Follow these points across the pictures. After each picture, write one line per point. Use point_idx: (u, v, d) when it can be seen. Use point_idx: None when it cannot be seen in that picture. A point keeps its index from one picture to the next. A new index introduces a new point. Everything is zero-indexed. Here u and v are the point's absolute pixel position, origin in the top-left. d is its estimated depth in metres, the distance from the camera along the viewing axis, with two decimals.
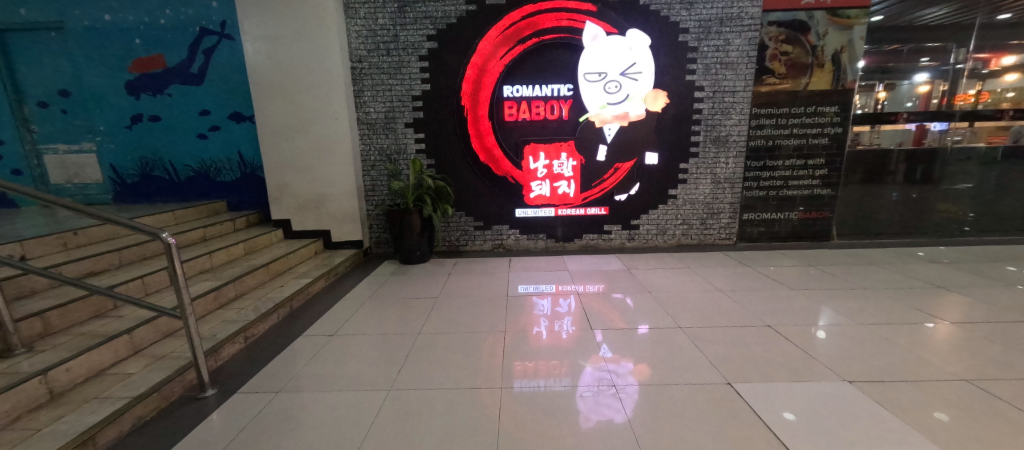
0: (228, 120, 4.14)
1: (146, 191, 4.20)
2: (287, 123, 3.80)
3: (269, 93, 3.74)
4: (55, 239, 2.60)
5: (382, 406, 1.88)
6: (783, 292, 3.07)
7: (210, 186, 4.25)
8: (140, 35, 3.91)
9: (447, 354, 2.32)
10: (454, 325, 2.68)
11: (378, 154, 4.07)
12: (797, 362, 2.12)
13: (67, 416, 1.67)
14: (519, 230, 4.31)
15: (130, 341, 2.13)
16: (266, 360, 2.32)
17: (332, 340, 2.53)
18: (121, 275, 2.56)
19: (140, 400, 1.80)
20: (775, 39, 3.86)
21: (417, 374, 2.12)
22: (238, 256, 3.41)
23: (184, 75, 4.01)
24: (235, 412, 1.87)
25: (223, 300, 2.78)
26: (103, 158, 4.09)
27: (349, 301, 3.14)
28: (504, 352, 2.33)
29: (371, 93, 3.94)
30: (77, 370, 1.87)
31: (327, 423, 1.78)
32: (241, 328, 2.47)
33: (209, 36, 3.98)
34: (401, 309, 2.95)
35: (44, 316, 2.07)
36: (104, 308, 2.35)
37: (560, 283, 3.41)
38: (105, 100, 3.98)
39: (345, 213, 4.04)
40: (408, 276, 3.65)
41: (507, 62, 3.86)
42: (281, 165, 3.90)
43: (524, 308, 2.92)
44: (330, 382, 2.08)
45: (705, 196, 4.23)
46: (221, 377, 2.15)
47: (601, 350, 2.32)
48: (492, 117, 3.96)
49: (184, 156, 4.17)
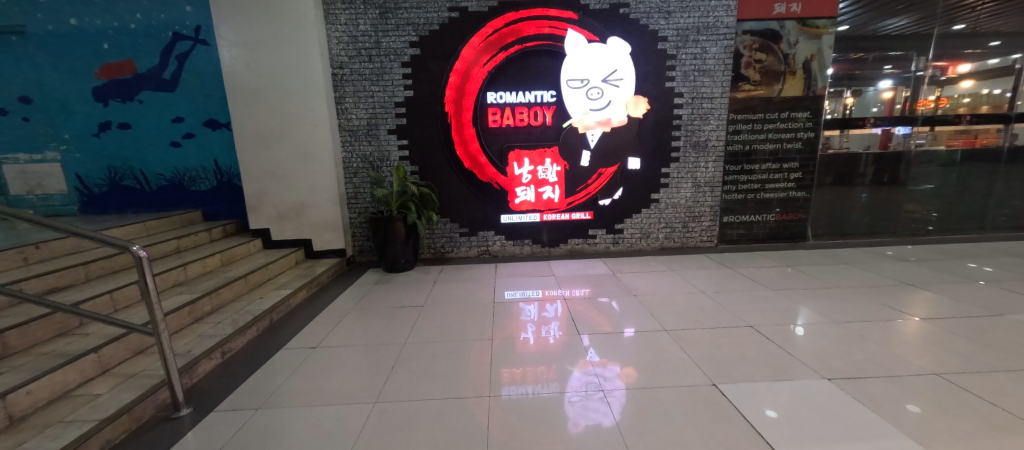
0: (204, 128, 4.02)
1: (115, 200, 4.02)
2: (265, 130, 3.71)
3: (246, 99, 3.65)
4: (15, 253, 2.47)
5: (369, 419, 1.83)
6: (764, 292, 3.14)
7: (184, 195, 4.10)
8: (108, 39, 3.77)
9: (436, 363, 2.29)
10: (442, 333, 2.65)
11: (361, 161, 4.01)
12: (778, 361, 2.16)
13: (28, 442, 1.57)
14: (505, 236, 4.30)
15: (98, 360, 2.02)
16: (245, 375, 2.24)
17: (314, 353, 2.46)
18: (88, 291, 2.44)
19: (110, 422, 1.71)
20: (749, 48, 3.99)
21: (404, 386, 2.08)
22: (215, 267, 3.29)
23: (156, 81, 3.89)
24: (213, 431, 1.79)
25: (198, 314, 2.68)
26: (68, 168, 3.91)
27: (331, 312, 3.07)
28: (492, 359, 2.31)
29: (352, 99, 3.89)
30: (39, 393, 1.77)
31: (310, 439, 1.72)
32: (218, 343, 2.38)
33: (182, 41, 3.86)
34: (387, 319, 2.90)
35: (3, 336, 1.95)
36: (68, 325, 2.24)
37: (548, 288, 3.42)
38: (69, 107, 3.81)
39: (326, 221, 3.96)
40: (392, 285, 3.60)
41: (490, 69, 3.88)
42: (260, 173, 3.80)
43: (511, 314, 2.91)
44: (312, 397, 2.02)
45: (686, 200, 4.31)
46: (196, 395, 2.07)
47: (589, 354, 2.33)
48: (475, 123, 3.96)
49: (155, 165, 4.02)
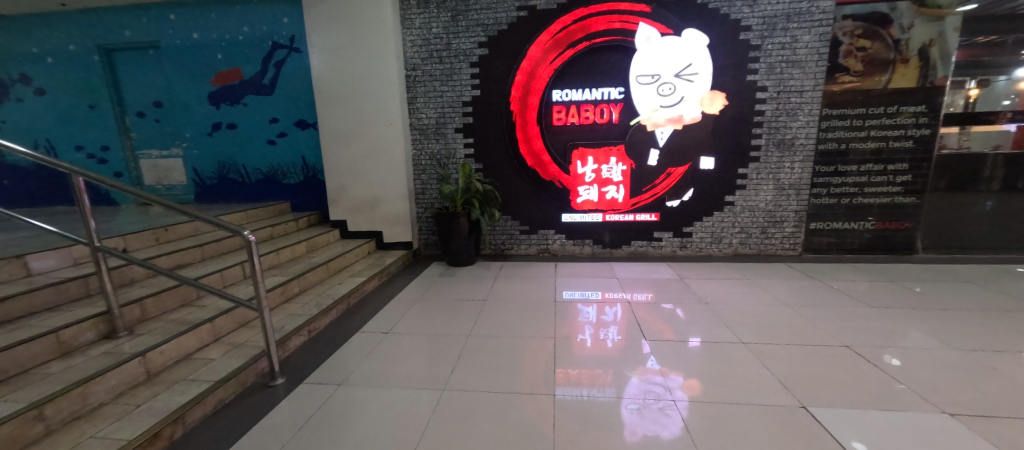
0: (295, 127, 4.43)
1: (222, 191, 4.60)
2: (346, 129, 4.02)
3: (331, 101, 3.97)
4: (150, 234, 2.91)
5: (436, 406, 1.92)
6: (860, 309, 2.79)
7: (277, 188, 4.57)
8: (221, 50, 4.30)
9: (498, 357, 2.33)
10: (503, 329, 2.69)
11: (429, 158, 4.19)
12: (882, 388, 1.91)
13: (161, 395, 1.86)
14: (565, 235, 4.26)
15: (212, 329, 2.34)
16: (328, 352, 2.46)
17: (385, 338, 2.63)
18: (204, 268, 2.81)
19: (222, 384, 1.97)
20: (851, 34, 3.57)
21: (468, 376, 2.15)
22: (302, 253, 3.63)
23: (257, 86, 4.35)
24: (302, 401, 1.99)
25: (289, 294, 2.97)
26: (187, 163, 4.54)
27: (400, 301, 3.25)
28: (552, 358, 2.30)
29: (424, 100, 4.08)
30: (169, 353, 2.09)
31: (383, 420, 1.84)
32: (305, 322, 2.63)
33: (279, 49, 4.28)
34: (451, 311, 3.02)
35: (142, 303, 2.32)
36: (189, 297, 2.60)
37: (607, 290, 3.33)
38: (190, 110, 4.42)
39: (396, 215, 4.19)
40: (455, 278, 3.72)
41: (557, 66, 3.86)
42: (340, 169, 4.13)
43: (569, 314, 2.88)
44: (384, 379, 2.16)
45: (766, 203, 3.96)
46: (288, 367, 2.31)
47: (649, 361, 2.22)
48: (540, 121, 3.97)
49: (255, 160, 4.52)
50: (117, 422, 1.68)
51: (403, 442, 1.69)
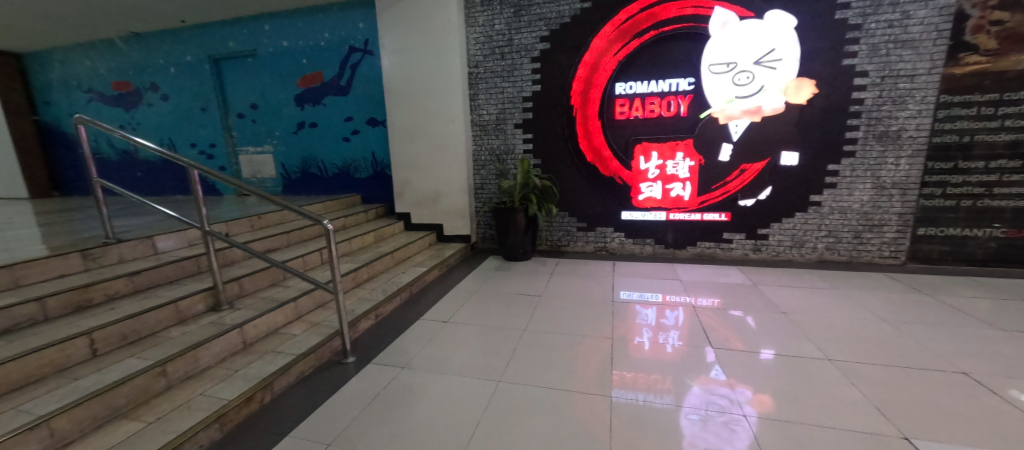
0: (366, 125, 4.74)
1: (304, 184, 5.07)
2: (412, 126, 4.22)
3: (399, 99, 4.19)
4: (246, 220, 3.30)
5: (492, 397, 1.96)
6: (983, 331, 2.36)
7: (350, 181, 4.94)
8: (306, 56, 4.71)
9: (553, 354, 2.32)
10: (558, 326, 2.67)
11: (489, 153, 4.27)
12: (1013, 426, 1.61)
13: (255, 363, 2.13)
14: (625, 234, 4.12)
15: (295, 308, 2.61)
16: (392, 336, 2.62)
17: (443, 327, 2.74)
18: (288, 252, 3.12)
19: (303, 357, 2.20)
20: (982, 5, 3.02)
21: (522, 370, 2.17)
22: (371, 242, 3.90)
23: (336, 87, 4.72)
24: (370, 380, 2.15)
25: (359, 280, 3.21)
26: (276, 158, 5.06)
27: (458, 292, 3.36)
28: (608, 358, 2.24)
29: (485, 96, 4.15)
30: (260, 326, 2.37)
31: (441, 406, 1.92)
32: (373, 306, 2.83)
33: (355, 53, 4.59)
34: (507, 305, 3.06)
35: (240, 281, 2.64)
36: (277, 278, 2.92)
37: (668, 293, 3.17)
38: (280, 111, 4.92)
39: (456, 209, 4.33)
40: (511, 273, 3.77)
41: (621, 58, 3.71)
42: (406, 164, 4.35)
43: (627, 315, 2.78)
44: (443, 366, 2.25)
45: (861, 204, 3.50)
46: (358, 347, 2.50)
47: (714, 371, 2.08)
48: (602, 115, 3.86)
49: (332, 156, 4.92)
50: (222, 383, 1.95)
51: (460, 429, 1.75)
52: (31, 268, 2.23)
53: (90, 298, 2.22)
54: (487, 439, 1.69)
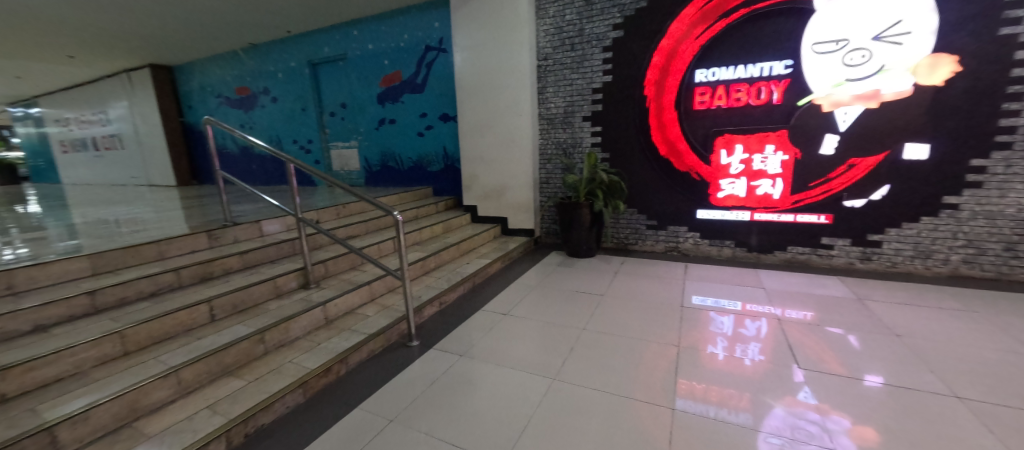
0: (439, 121, 4.95)
1: (383, 176, 5.50)
2: (481, 121, 4.32)
3: (470, 95, 4.31)
4: (333, 209, 3.67)
5: (546, 394, 1.95)
6: None
7: (424, 174, 5.23)
8: (387, 57, 5.06)
9: (611, 356, 2.24)
10: (619, 327, 2.57)
11: (555, 147, 4.21)
12: None
13: (334, 338, 2.37)
14: (700, 234, 3.80)
15: (369, 290, 2.86)
16: (454, 324, 2.74)
17: (502, 319, 2.79)
18: (366, 240, 3.42)
19: (374, 337, 2.40)
20: None
21: (579, 370, 2.13)
22: (439, 233, 4.10)
23: (413, 85, 5.00)
24: (431, 364, 2.28)
25: (426, 268, 3.40)
26: (361, 152, 5.53)
27: (520, 285, 3.40)
28: (673, 367, 2.10)
29: (553, 89, 4.08)
30: (340, 305, 2.64)
31: (496, 398, 1.96)
32: (437, 294, 2.98)
33: (430, 51, 4.81)
34: (568, 302, 3.02)
35: (325, 264, 2.96)
36: (355, 262, 3.21)
37: (748, 301, 2.86)
38: (365, 109, 5.36)
39: (521, 203, 4.36)
40: (574, 269, 3.70)
41: (704, 42, 3.39)
42: (474, 158, 4.48)
43: (698, 322, 2.58)
44: (500, 358, 2.30)
45: (1019, 209, 2.81)
46: (422, 331, 2.66)
47: (801, 393, 1.84)
48: (679, 106, 3.57)
49: (408, 150, 5.24)
50: (307, 352, 2.22)
51: (512, 423, 1.78)
52: (173, 243, 2.73)
53: (213, 271, 2.65)
54: (538, 436, 1.69)
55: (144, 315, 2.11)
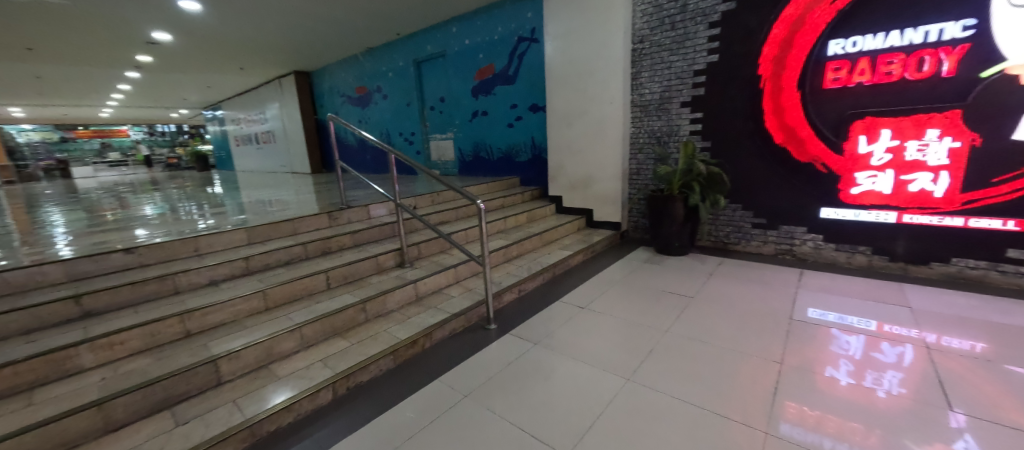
0: (529, 111, 5.00)
1: (475, 166, 5.79)
2: (570, 110, 4.24)
3: (560, 84, 4.25)
4: (427, 197, 4.00)
5: (620, 394, 1.89)
6: None
7: (513, 164, 5.35)
8: (483, 51, 5.25)
9: (698, 365, 2.07)
10: (709, 334, 2.35)
11: (648, 136, 3.92)
12: None
13: (421, 314, 2.61)
14: (823, 237, 3.23)
15: (455, 273, 3.07)
16: (531, 312, 2.80)
17: (580, 312, 2.75)
18: (455, 226, 3.66)
19: (456, 317, 2.57)
20: None
21: (659, 375, 2.01)
22: (523, 222, 4.19)
23: (505, 77, 5.12)
24: (507, 348, 2.37)
25: (508, 256, 3.52)
26: (457, 143, 5.89)
27: (602, 279, 3.31)
28: (776, 386, 1.85)
29: (648, 73, 3.80)
30: (429, 284, 2.89)
31: (568, 390, 1.96)
32: (517, 282, 3.06)
33: (523, 42, 4.85)
34: (651, 301, 2.85)
35: (418, 246, 3.26)
36: (444, 247, 3.47)
37: (887, 322, 2.34)
38: (461, 102, 5.67)
39: (609, 194, 4.20)
40: (663, 267, 3.46)
41: (842, 6, 2.82)
42: (562, 148, 4.43)
43: (814, 339, 2.21)
44: (574, 351, 2.29)
45: None
46: (500, 316, 2.77)
47: (962, 441, 1.48)
48: (803, 86, 3.05)
49: (498, 141, 5.41)
50: (398, 324, 2.49)
51: (582, 417, 1.76)
52: (304, 222, 3.28)
53: (331, 247, 3.11)
54: (608, 434, 1.65)
55: (279, 279, 2.59)
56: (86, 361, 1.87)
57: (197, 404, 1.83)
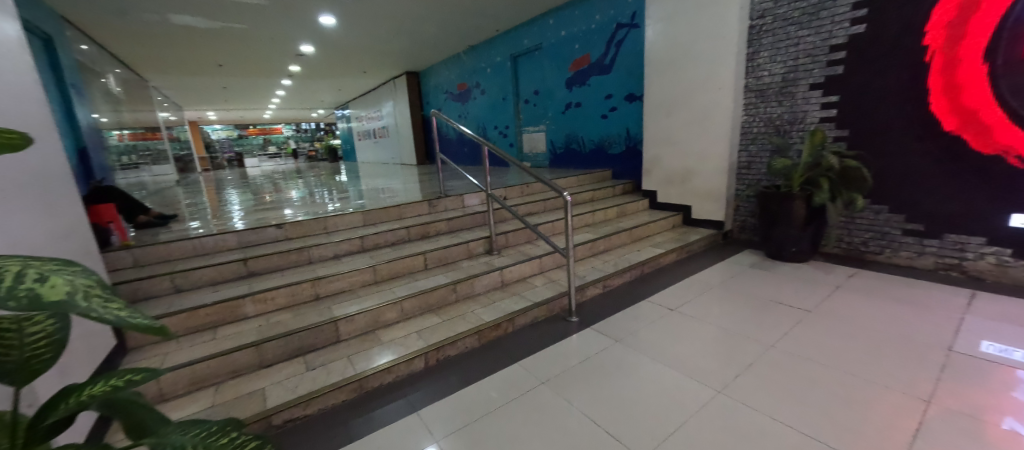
0: (624, 101, 4.78)
1: (566, 158, 5.78)
2: (671, 98, 3.94)
3: (660, 70, 3.97)
4: (517, 188, 4.13)
5: (710, 406, 1.74)
6: None
7: (605, 156, 5.19)
8: (579, 41, 5.16)
9: (809, 387, 1.80)
10: (826, 355, 2.02)
11: (764, 125, 3.46)
12: None
13: (504, 300, 2.72)
14: (1010, 252, 2.52)
15: (539, 264, 3.13)
16: (615, 309, 2.72)
17: (668, 314, 2.59)
18: (543, 217, 3.71)
19: (538, 306, 2.63)
20: None
21: (758, 392, 1.80)
22: (613, 217, 4.05)
23: (601, 67, 4.95)
24: (587, 342, 2.35)
25: (594, 250, 3.45)
26: (549, 136, 5.94)
27: (697, 281, 3.05)
28: (919, 427, 1.52)
29: (769, 52, 3.34)
30: (514, 272, 3.00)
31: (651, 392, 1.87)
32: (602, 277, 2.99)
33: (622, 29, 4.63)
34: (754, 310, 2.55)
35: (506, 235, 3.40)
36: (530, 238, 3.55)
37: None
38: (555, 94, 5.66)
39: (712, 190, 3.82)
40: (774, 274, 3.05)
41: None
42: (660, 139, 4.16)
43: (984, 378, 1.75)
44: (659, 354, 2.17)
45: None
46: (582, 310, 2.75)
47: None
48: (991, 55, 2.41)
49: (591, 133, 5.30)
50: (483, 307, 2.63)
51: (664, 423, 1.67)
52: (408, 208, 3.65)
53: (430, 232, 3.41)
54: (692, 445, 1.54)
55: (386, 257, 2.94)
56: (248, 311, 2.36)
57: (322, 354, 2.19)
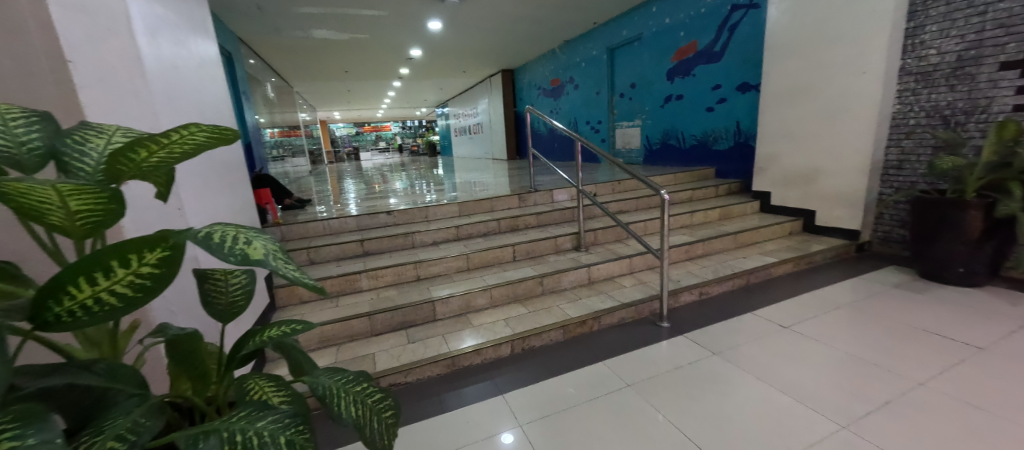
0: (735, 92, 4.32)
1: (662, 155, 5.46)
2: (795, 86, 3.45)
3: (783, 56, 3.50)
4: (609, 184, 4.01)
5: (830, 440, 1.51)
6: None
7: (708, 153, 4.77)
8: (685, 28, 4.79)
9: (972, 438, 1.45)
10: (1000, 403, 1.61)
11: (928, 115, 2.86)
12: None
13: (592, 297, 2.67)
14: None
15: (630, 263, 3.01)
16: (713, 319, 2.49)
17: (779, 332, 2.29)
18: (634, 216, 3.56)
19: (626, 306, 2.54)
20: None
21: (898, 433, 1.51)
22: (715, 219, 3.71)
23: (709, 54, 4.53)
24: (680, 349, 2.21)
25: (691, 254, 3.20)
26: (644, 131, 5.66)
27: (818, 298, 2.65)
28: None
29: (939, 26, 2.73)
30: (603, 270, 2.92)
31: (754, 413, 1.68)
32: (699, 283, 2.77)
33: (737, 11, 4.17)
34: (896, 338, 2.13)
35: (595, 232, 3.33)
36: (620, 236, 3.43)
37: None
38: (654, 87, 5.36)
39: (843, 193, 3.29)
40: (927, 298, 2.51)
41: None
42: (778, 134, 3.69)
43: None
44: (766, 373, 1.93)
45: None
46: (675, 316, 2.58)
47: None
48: None
49: (693, 127, 4.91)
50: (569, 303, 2.61)
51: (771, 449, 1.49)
52: (499, 201, 3.78)
53: (519, 225, 3.49)
54: None
55: (478, 246, 3.09)
56: (362, 285, 2.68)
57: (422, 330, 2.39)
